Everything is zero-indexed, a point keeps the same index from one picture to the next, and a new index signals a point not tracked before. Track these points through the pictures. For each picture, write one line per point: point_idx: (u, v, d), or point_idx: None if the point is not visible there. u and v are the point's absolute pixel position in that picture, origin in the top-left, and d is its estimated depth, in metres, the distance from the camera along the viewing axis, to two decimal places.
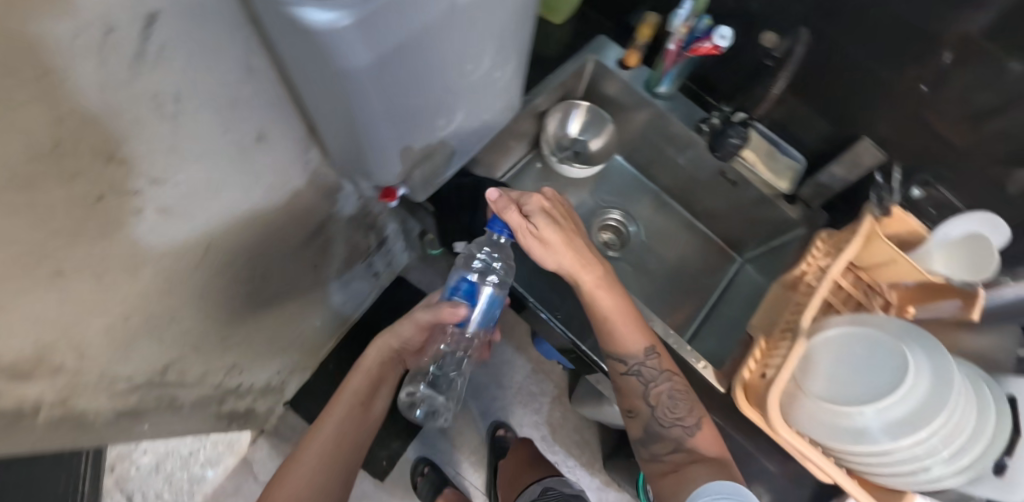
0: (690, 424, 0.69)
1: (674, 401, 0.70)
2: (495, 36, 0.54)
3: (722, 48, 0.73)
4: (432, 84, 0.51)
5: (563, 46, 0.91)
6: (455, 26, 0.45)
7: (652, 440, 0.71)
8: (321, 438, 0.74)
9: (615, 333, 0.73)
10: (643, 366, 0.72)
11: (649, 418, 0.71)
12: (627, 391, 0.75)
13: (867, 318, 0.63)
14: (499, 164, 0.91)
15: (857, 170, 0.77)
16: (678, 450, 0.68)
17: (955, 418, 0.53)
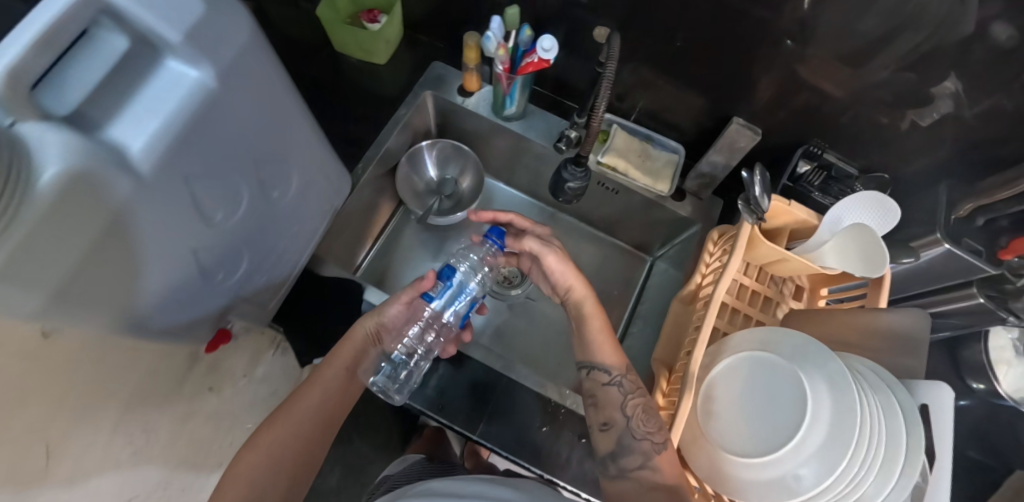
0: (659, 443, 0.53)
1: (648, 414, 0.57)
2: (250, 166, 0.47)
3: (550, 60, 0.64)
4: (187, 250, 0.44)
5: (402, 86, 0.84)
6: (160, 191, 0.38)
7: (621, 454, 0.58)
8: (276, 432, 0.55)
9: (600, 341, 0.64)
10: (622, 378, 0.62)
11: (623, 430, 0.58)
12: (602, 401, 0.62)
13: (762, 339, 0.58)
14: (373, 231, 0.85)
15: (735, 151, 0.70)
16: (644, 468, 0.54)
17: (868, 444, 0.46)
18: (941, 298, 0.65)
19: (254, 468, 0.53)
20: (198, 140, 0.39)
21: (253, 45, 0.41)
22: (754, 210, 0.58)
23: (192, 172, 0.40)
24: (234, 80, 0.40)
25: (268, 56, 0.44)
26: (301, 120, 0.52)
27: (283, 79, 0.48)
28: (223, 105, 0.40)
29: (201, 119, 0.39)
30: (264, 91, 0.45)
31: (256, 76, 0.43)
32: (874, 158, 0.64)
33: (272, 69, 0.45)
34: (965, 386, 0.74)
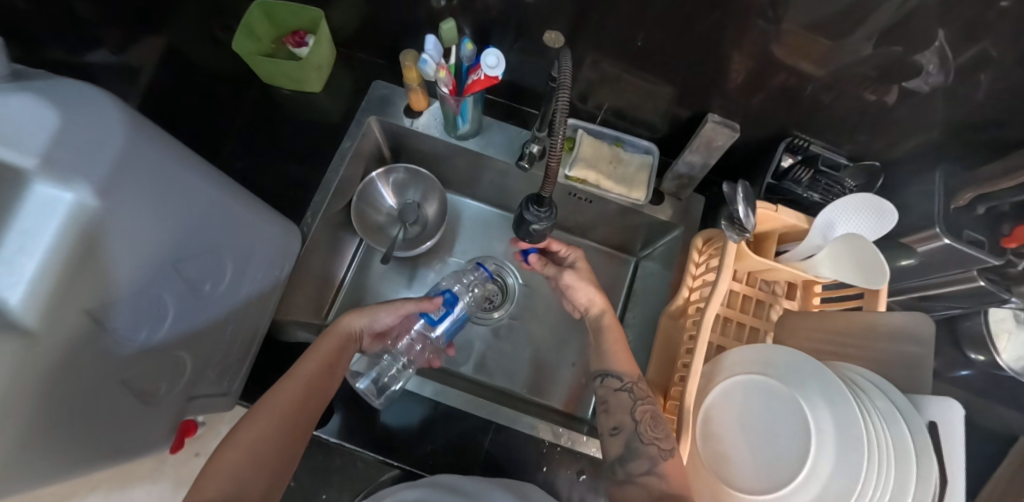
0: (667, 448, 0.51)
1: (657, 420, 0.54)
2: (164, 250, 0.40)
3: (497, 78, 0.57)
4: (107, 373, 0.38)
5: (345, 113, 0.76)
6: (69, 338, 0.32)
7: (628, 459, 0.53)
8: (259, 428, 0.47)
9: (616, 350, 0.61)
10: (634, 384, 0.58)
11: (631, 434, 0.54)
12: (610, 407, 0.58)
13: (753, 356, 0.56)
14: (337, 274, 0.78)
15: (711, 149, 0.64)
16: (650, 474, 0.50)
17: (879, 461, 0.43)
18: (939, 281, 0.61)
19: (233, 469, 0.43)
20: (102, 267, 0.34)
21: (132, 141, 0.36)
22: (739, 227, 0.53)
23: (101, 302, 0.35)
24: (125, 188, 0.35)
25: (156, 146, 0.38)
26: (218, 199, 0.47)
27: (182, 162, 0.42)
28: (121, 220, 0.35)
29: (99, 244, 0.33)
30: (165, 186, 0.39)
31: (150, 173, 0.37)
32: (860, 143, 0.59)
33: (165, 158, 0.39)
34: (964, 357, 0.72)
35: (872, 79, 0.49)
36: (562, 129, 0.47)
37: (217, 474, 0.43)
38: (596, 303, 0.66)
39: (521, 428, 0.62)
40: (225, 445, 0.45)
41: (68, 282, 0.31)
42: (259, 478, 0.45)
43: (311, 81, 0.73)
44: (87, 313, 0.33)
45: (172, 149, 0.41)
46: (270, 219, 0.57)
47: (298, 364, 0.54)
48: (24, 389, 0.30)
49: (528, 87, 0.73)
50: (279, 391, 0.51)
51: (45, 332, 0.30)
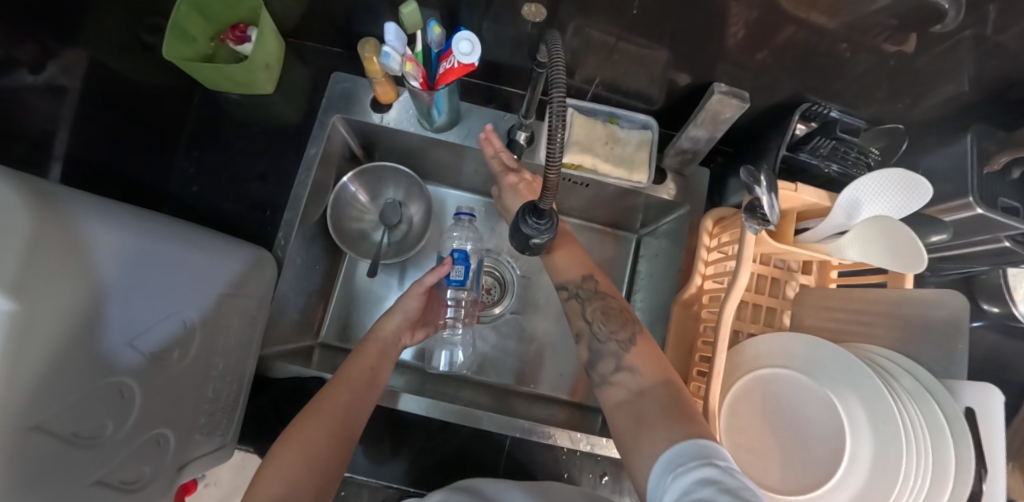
0: (625, 340, 0.49)
1: (609, 314, 0.51)
2: (115, 314, 0.35)
3: (472, 65, 0.50)
4: (75, 470, 0.34)
5: (306, 115, 0.67)
6: (18, 463, 0.28)
7: (595, 363, 0.50)
8: (320, 422, 0.45)
9: (558, 256, 0.57)
10: (581, 287, 0.54)
11: (589, 336, 0.51)
12: (568, 317, 0.55)
13: (778, 349, 0.54)
14: (321, 288, 0.72)
15: (714, 121, 0.57)
16: (621, 372, 0.47)
17: (918, 453, 0.43)
18: (962, 243, 0.58)
19: (281, 473, 0.41)
20: (44, 374, 0.29)
21: (46, 221, 0.29)
22: (760, 217, 0.49)
23: (47, 414, 0.30)
24: (51, 279, 0.29)
25: (71, 220, 0.32)
26: (163, 258, 0.41)
27: (109, 229, 0.36)
28: (54, 317, 0.29)
29: (33, 351, 0.27)
30: (96, 264, 0.33)
31: (73, 253, 0.31)
32: (882, 103, 0.53)
33: (87, 231, 0.33)
34: (978, 308, 0.71)
35: (893, 29, 0.42)
36: (558, 115, 0.37)
37: (270, 478, 0.40)
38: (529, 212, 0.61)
39: (536, 438, 0.60)
40: (277, 447, 0.43)
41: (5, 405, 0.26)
42: (308, 478, 0.41)
43: (256, 82, 0.63)
44: (34, 429, 0.29)
45: (92, 217, 0.34)
46: (235, 262, 0.51)
47: (344, 367, 0.51)
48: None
49: (508, 65, 0.64)
50: (323, 393, 0.48)
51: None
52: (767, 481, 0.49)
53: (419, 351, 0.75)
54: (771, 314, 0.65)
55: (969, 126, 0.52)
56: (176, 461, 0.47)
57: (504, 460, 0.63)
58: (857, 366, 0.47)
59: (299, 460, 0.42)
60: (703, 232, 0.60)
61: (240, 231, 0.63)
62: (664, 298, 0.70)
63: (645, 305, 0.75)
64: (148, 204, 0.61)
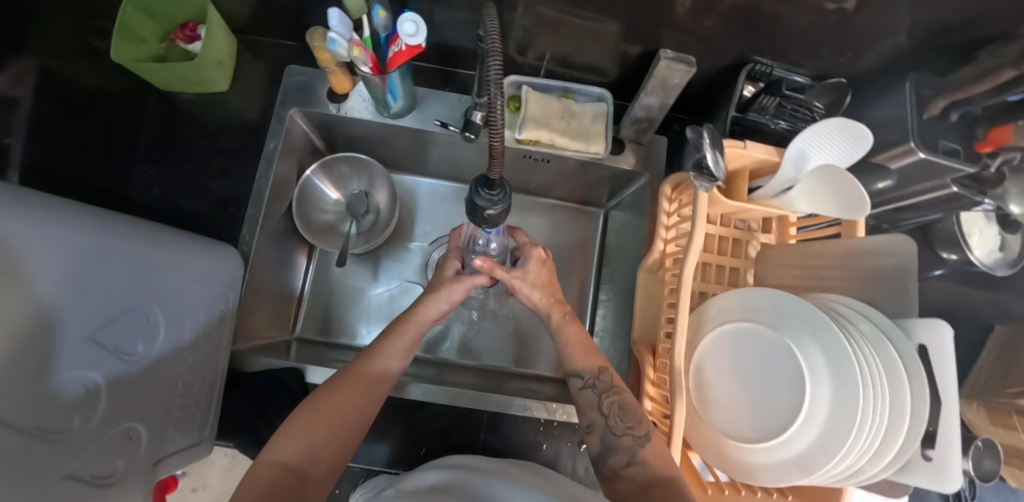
0: (641, 435, 0.48)
1: (626, 409, 0.50)
2: (74, 309, 0.35)
3: (420, 45, 0.50)
4: (46, 465, 0.34)
5: (264, 110, 0.68)
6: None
7: (606, 456, 0.49)
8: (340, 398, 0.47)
9: (572, 348, 0.56)
10: (597, 379, 0.53)
11: (604, 430, 0.50)
12: (580, 405, 0.54)
13: (741, 305, 0.54)
14: (293, 284, 0.73)
15: (665, 88, 0.58)
16: (633, 465, 0.47)
17: (873, 391, 0.44)
18: (914, 192, 0.59)
19: (306, 435, 0.44)
20: (6, 367, 0.29)
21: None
22: (708, 175, 0.49)
23: (10, 411, 0.30)
24: (1, 274, 0.29)
25: (27, 214, 0.32)
26: (124, 254, 0.41)
27: (67, 222, 0.35)
28: (6, 310, 0.29)
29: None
30: (52, 258, 0.33)
31: (28, 246, 0.31)
32: (827, 59, 0.54)
33: (42, 224, 0.33)
34: (938, 257, 0.72)
35: None
36: (498, 88, 0.37)
37: (295, 439, 0.43)
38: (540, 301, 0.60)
39: (514, 412, 0.61)
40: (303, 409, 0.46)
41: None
42: (331, 444, 0.45)
43: (211, 79, 0.64)
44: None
45: (48, 211, 0.34)
46: (198, 257, 0.51)
47: (380, 343, 0.54)
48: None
49: (460, 47, 0.65)
50: (356, 368, 0.51)
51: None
52: (734, 432, 0.51)
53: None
54: (735, 274, 0.66)
55: (908, 74, 0.53)
56: (152, 457, 0.47)
57: (484, 437, 0.64)
58: (815, 315, 0.48)
59: (326, 427, 0.45)
60: (662, 197, 0.61)
61: (204, 229, 0.63)
62: (631, 267, 0.71)
63: (615, 276, 0.76)
64: (109, 206, 0.60)
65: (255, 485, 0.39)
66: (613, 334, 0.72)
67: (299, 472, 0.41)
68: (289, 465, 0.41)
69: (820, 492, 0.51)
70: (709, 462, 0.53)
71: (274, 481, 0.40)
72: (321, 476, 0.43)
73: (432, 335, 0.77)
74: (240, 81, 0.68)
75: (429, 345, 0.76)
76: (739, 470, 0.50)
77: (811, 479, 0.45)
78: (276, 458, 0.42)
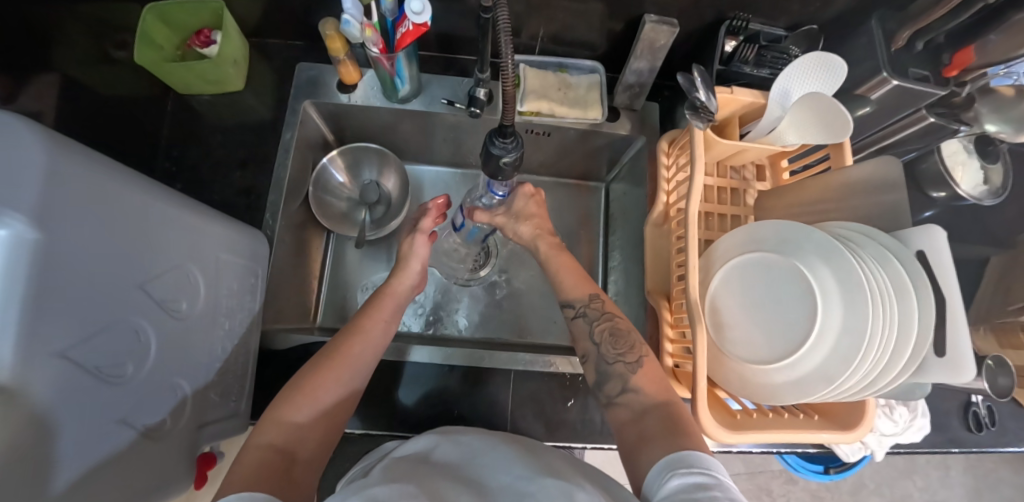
0: (632, 362, 0.51)
1: (616, 336, 0.53)
2: (127, 262, 0.38)
3: (426, 23, 0.54)
4: (104, 405, 0.35)
5: (276, 105, 0.72)
6: (48, 384, 0.30)
7: (601, 384, 0.52)
8: (324, 380, 0.49)
9: (563, 276, 0.60)
10: (587, 307, 0.56)
11: (597, 357, 0.53)
12: (572, 335, 0.57)
13: (752, 241, 0.57)
14: (312, 270, 0.75)
15: (654, 50, 0.63)
16: (626, 393, 0.50)
17: (876, 302, 0.47)
18: (893, 127, 0.63)
19: (292, 416, 0.45)
20: (66, 299, 0.31)
21: (61, 159, 0.31)
22: (704, 115, 0.54)
23: (71, 343, 0.32)
24: (69, 213, 0.31)
25: (89, 165, 0.34)
26: (167, 214, 0.43)
27: (122, 179, 0.38)
28: (65, 247, 0.31)
29: (48, 275, 0.30)
30: (106, 208, 0.35)
31: (89, 196, 0.33)
32: (798, 10, 0.59)
33: (99, 174, 0.35)
34: (928, 198, 0.76)
35: None
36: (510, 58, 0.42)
37: (284, 419, 0.45)
38: (528, 235, 0.65)
39: (537, 368, 0.64)
40: (286, 393, 0.48)
41: (24, 323, 0.28)
42: (318, 424, 0.46)
43: (225, 78, 0.68)
44: (56, 355, 0.31)
45: (111, 167, 0.37)
46: (230, 230, 0.53)
47: (360, 320, 0.56)
48: (10, 442, 0.27)
49: (459, 34, 0.70)
50: (338, 345, 0.53)
51: (16, 381, 0.27)
52: (753, 359, 0.53)
53: (423, 318, 0.78)
54: (736, 223, 0.70)
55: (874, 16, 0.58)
56: (196, 420, 0.48)
57: (512, 397, 0.64)
58: (827, 240, 0.51)
59: (310, 409, 0.47)
60: (658, 153, 0.66)
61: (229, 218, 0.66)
62: (636, 226, 0.74)
63: (620, 242, 0.79)
64: None
65: (243, 468, 0.39)
66: (627, 294, 0.74)
67: (287, 452, 0.43)
68: (277, 446, 0.43)
69: (846, 409, 0.53)
70: (730, 389, 0.56)
71: (264, 461, 0.41)
72: (313, 452, 0.45)
73: (448, 313, 0.78)
74: (253, 81, 0.73)
75: (445, 323, 0.78)
76: (763, 395, 0.52)
77: (828, 392, 0.48)
78: (265, 440, 0.43)
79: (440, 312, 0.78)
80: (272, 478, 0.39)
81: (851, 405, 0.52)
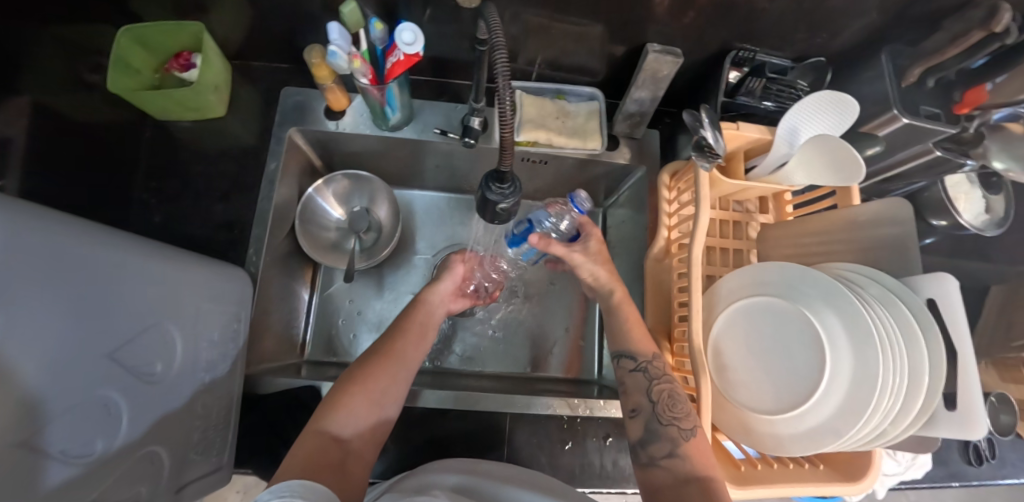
0: (688, 429, 0.47)
1: (675, 399, 0.50)
2: (97, 331, 0.35)
3: (416, 55, 0.51)
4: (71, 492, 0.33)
5: (260, 132, 0.68)
6: (9, 484, 0.27)
7: (646, 442, 0.49)
8: (379, 373, 0.49)
9: (632, 327, 0.57)
10: (649, 363, 0.54)
11: (650, 416, 0.50)
12: (625, 388, 0.54)
13: (755, 282, 0.55)
14: (299, 303, 0.72)
15: (656, 81, 0.60)
16: (673, 457, 0.46)
17: (886, 348, 0.45)
18: (898, 160, 0.61)
19: (348, 407, 0.45)
20: (29, 384, 0.29)
21: (24, 232, 0.28)
22: (709, 153, 0.52)
23: (34, 432, 0.29)
24: (35, 291, 0.29)
25: (59, 231, 0.31)
26: (142, 271, 0.40)
27: (94, 242, 0.35)
28: (31, 327, 0.28)
29: (11, 364, 0.27)
30: (77, 276, 0.32)
31: (59, 268, 0.31)
32: (804, 41, 0.57)
33: (70, 240, 0.32)
34: (928, 225, 0.75)
35: None
36: (506, 91, 0.39)
37: (343, 406, 0.45)
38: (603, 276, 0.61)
39: (537, 411, 0.61)
40: (340, 386, 0.48)
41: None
42: (370, 415, 0.46)
43: (205, 105, 0.64)
44: (19, 446, 0.28)
45: (79, 228, 0.34)
46: (209, 275, 0.50)
47: (409, 318, 0.56)
48: None
49: (453, 59, 0.67)
50: (390, 341, 0.53)
51: None
52: (758, 405, 0.51)
53: None
54: (738, 256, 0.68)
55: (883, 49, 0.56)
56: (173, 484, 0.45)
57: (508, 440, 0.62)
58: (833, 284, 0.49)
59: (365, 399, 0.47)
60: (658, 186, 0.64)
61: (211, 253, 0.63)
62: (636, 258, 0.72)
63: (619, 272, 0.77)
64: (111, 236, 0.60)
65: (302, 455, 0.40)
66: None
67: (341, 444, 0.43)
68: (331, 434, 0.43)
69: (852, 456, 0.51)
70: (734, 436, 0.54)
71: (320, 449, 0.41)
72: (362, 447, 0.44)
73: (439, 346, 0.76)
74: (236, 106, 0.69)
75: (436, 356, 0.75)
76: (768, 444, 0.50)
77: (840, 443, 0.46)
78: (323, 428, 0.43)
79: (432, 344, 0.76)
80: (328, 465, 0.39)
81: (857, 454, 0.51)
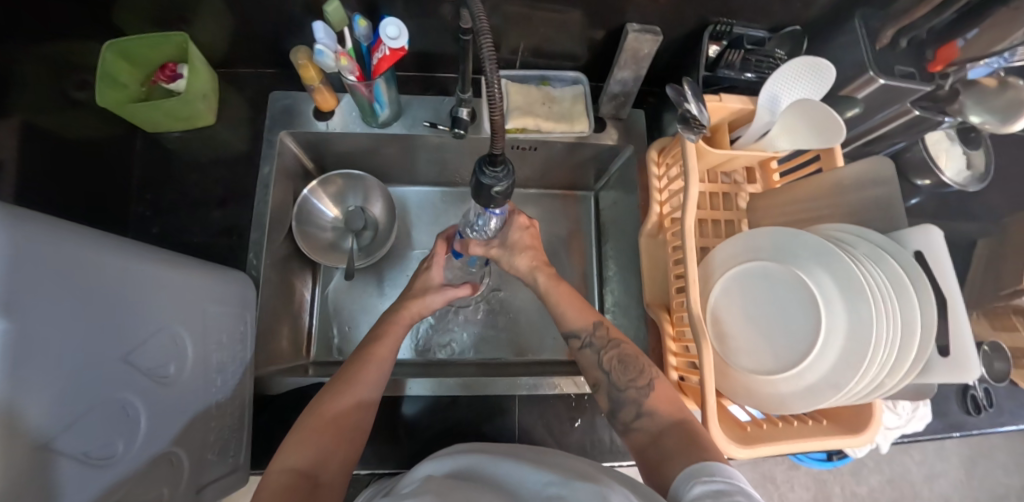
0: (644, 386, 0.50)
1: (625, 362, 0.52)
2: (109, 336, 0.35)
3: (401, 49, 0.51)
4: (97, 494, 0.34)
5: (251, 137, 0.69)
6: (36, 484, 0.28)
7: (617, 410, 0.51)
8: (340, 402, 0.49)
9: (563, 307, 0.58)
10: (593, 336, 0.55)
11: (609, 386, 0.52)
12: (582, 366, 0.55)
13: (750, 250, 0.56)
14: (302, 305, 0.73)
15: (638, 60, 0.61)
16: (642, 417, 0.49)
17: (879, 302, 0.47)
18: (879, 122, 0.63)
19: (311, 442, 0.45)
20: (47, 388, 0.29)
21: (37, 240, 0.29)
22: (694, 125, 0.53)
23: (55, 435, 0.30)
24: (50, 296, 0.29)
25: (69, 238, 0.32)
26: (150, 277, 0.41)
27: (103, 248, 0.35)
28: (47, 331, 0.29)
29: (29, 368, 0.28)
30: (88, 282, 0.33)
31: (70, 275, 0.31)
32: (779, 11, 0.58)
33: (81, 248, 0.33)
34: (913, 185, 0.77)
35: None
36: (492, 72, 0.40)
37: (304, 441, 0.45)
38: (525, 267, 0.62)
39: (543, 391, 0.63)
40: (306, 417, 0.47)
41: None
42: (337, 445, 0.46)
43: (194, 113, 0.65)
44: (39, 450, 0.28)
45: (89, 236, 0.35)
46: (213, 280, 0.51)
47: (371, 344, 0.55)
48: None
49: (437, 53, 0.68)
50: (350, 369, 0.52)
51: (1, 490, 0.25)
52: (761, 369, 0.52)
53: (416, 345, 0.76)
54: (730, 227, 0.70)
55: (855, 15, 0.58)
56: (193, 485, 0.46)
57: (518, 421, 0.63)
58: (826, 245, 0.50)
59: (330, 432, 0.46)
60: (647, 163, 0.65)
61: (210, 258, 0.63)
62: (630, 236, 0.73)
63: (615, 252, 0.78)
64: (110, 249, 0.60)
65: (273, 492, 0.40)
66: (625, 305, 0.74)
67: (311, 476, 0.43)
68: (301, 471, 0.42)
69: (853, 411, 0.53)
70: (739, 399, 0.55)
71: (289, 486, 0.41)
72: (334, 476, 0.44)
73: (442, 337, 0.77)
74: (224, 113, 0.70)
75: (440, 347, 0.76)
76: (771, 404, 0.51)
77: (841, 398, 0.47)
78: (288, 465, 0.43)
79: (434, 334, 0.77)
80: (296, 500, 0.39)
81: (857, 409, 0.52)
